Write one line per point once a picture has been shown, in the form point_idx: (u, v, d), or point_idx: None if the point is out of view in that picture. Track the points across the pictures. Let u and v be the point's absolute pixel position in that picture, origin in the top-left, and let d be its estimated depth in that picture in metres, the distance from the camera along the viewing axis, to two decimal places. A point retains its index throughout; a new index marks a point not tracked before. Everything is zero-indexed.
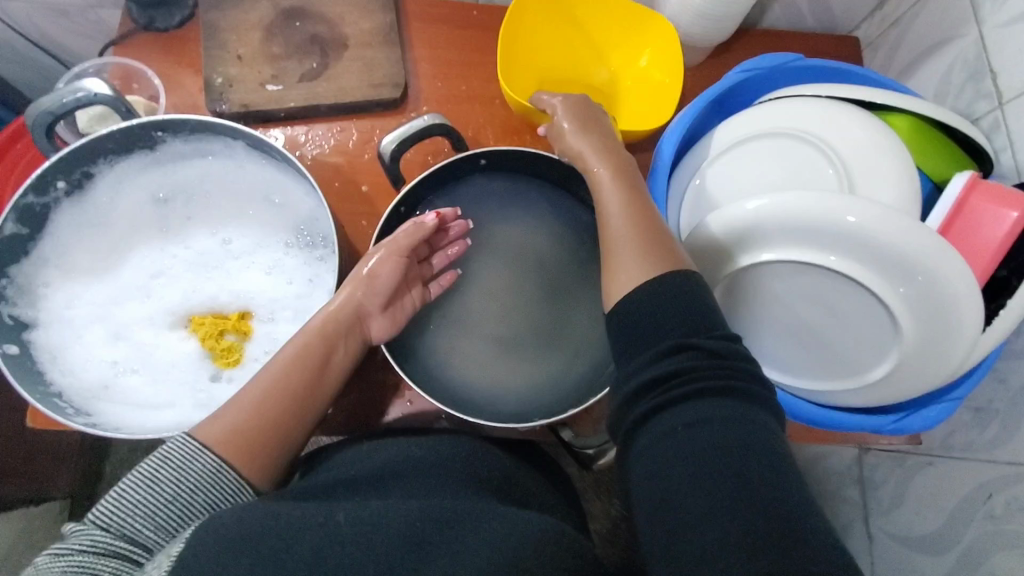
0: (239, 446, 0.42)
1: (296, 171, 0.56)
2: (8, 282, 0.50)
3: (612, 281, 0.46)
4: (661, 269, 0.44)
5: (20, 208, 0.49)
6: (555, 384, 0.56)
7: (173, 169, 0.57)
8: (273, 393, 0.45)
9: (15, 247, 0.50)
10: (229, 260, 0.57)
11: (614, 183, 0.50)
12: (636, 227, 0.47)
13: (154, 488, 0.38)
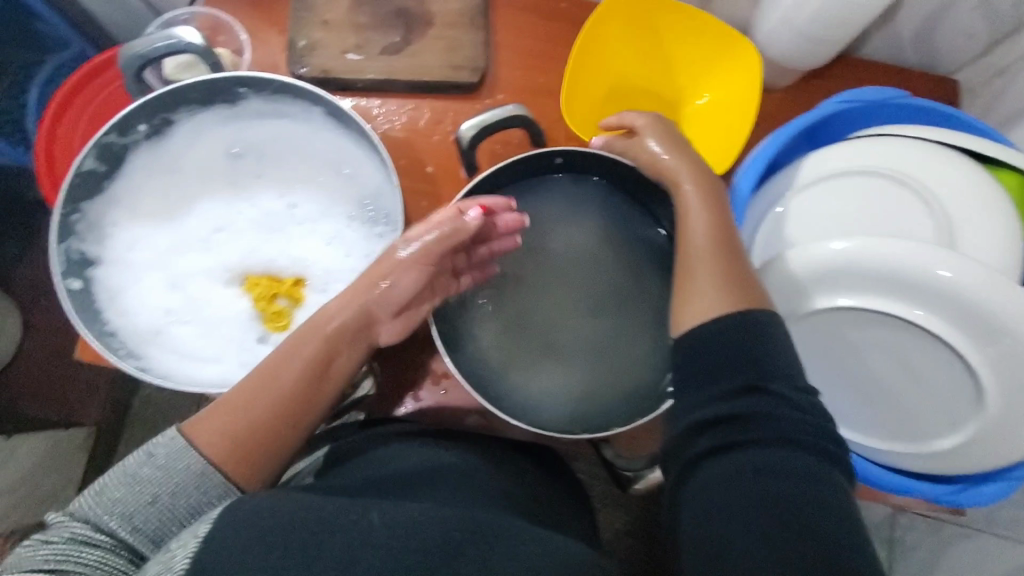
0: (230, 448, 0.41)
1: (370, 145, 0.55)
2: (80, 216, 0.50)
3: (683, 307, 0.44)
4: (740, 305, 0.41)
5: (101, 146, 0.49)
6: (600, 399, 0.54)
7: (249, 126, 0.57)
8: (268, 395, 0.43)
9: (92, 182, 0.50)
10: (292, 225, 0.57)
11: (697, 206, 0.47)
12: (719, 257, 0.44)
13: (136, 487, 0.38)
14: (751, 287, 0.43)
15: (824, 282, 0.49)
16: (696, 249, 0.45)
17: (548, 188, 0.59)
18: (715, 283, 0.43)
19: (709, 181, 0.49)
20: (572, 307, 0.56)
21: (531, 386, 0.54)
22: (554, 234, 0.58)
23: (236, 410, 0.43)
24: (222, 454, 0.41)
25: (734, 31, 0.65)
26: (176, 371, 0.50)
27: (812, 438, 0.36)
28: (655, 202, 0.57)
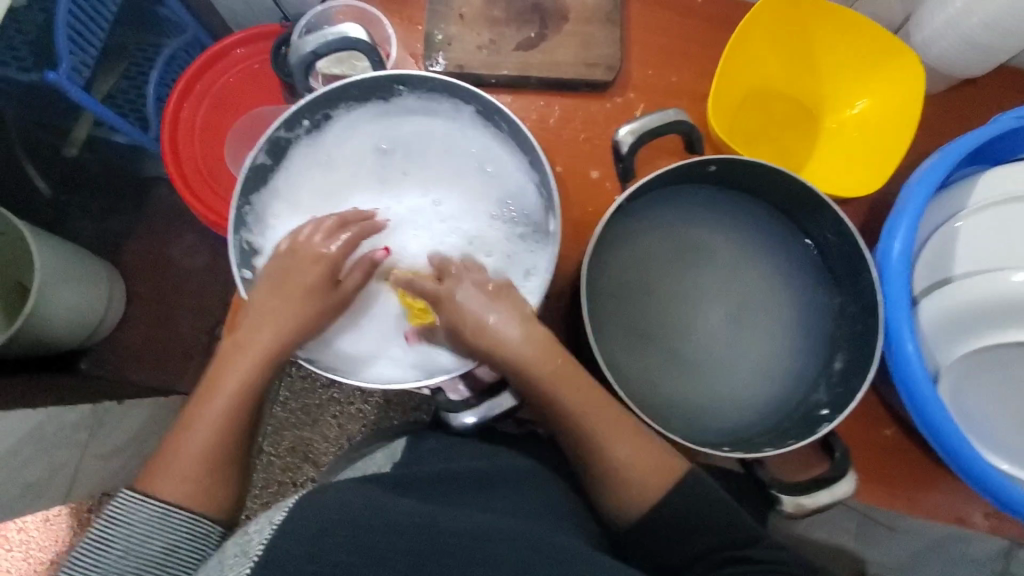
0: (203, 483, 0.44)
1: (521, 146, 0.55)
2: (250, 208, 0.52)
3: (622, 505, 0.47)
4: (669, 486, 0.46)
5: (271, 141, 0.51)
6: (731, 407, 0.56)
7: (399, 123, 0.57)
8: (212, 436, 0.44)
9: (261, 175, 0.52)
10: (436, 223, 0.57)
11: (567, 389, 0.46)
12: (615, 429, 0.46)
13: (106, 547, 0.41)
14: (654, 440, 0.48)
15: (1006, 317, 0.47)
16: (597, 433, 0.46)
17: (694, 196, 0.58)
18: (635, 459, 0.46)
19: (548, 339, 0.46)
20: (708, 319, 0.58)
21: (670, 395, 0.55)
22: (695, 243, 0.58)
23: (194, 446, 0.44)
24: (204, 492, 0.44)
25: (908, 46, 0.61)
26: (342, 364, 0.53)
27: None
28: (807, 217, 0.55)
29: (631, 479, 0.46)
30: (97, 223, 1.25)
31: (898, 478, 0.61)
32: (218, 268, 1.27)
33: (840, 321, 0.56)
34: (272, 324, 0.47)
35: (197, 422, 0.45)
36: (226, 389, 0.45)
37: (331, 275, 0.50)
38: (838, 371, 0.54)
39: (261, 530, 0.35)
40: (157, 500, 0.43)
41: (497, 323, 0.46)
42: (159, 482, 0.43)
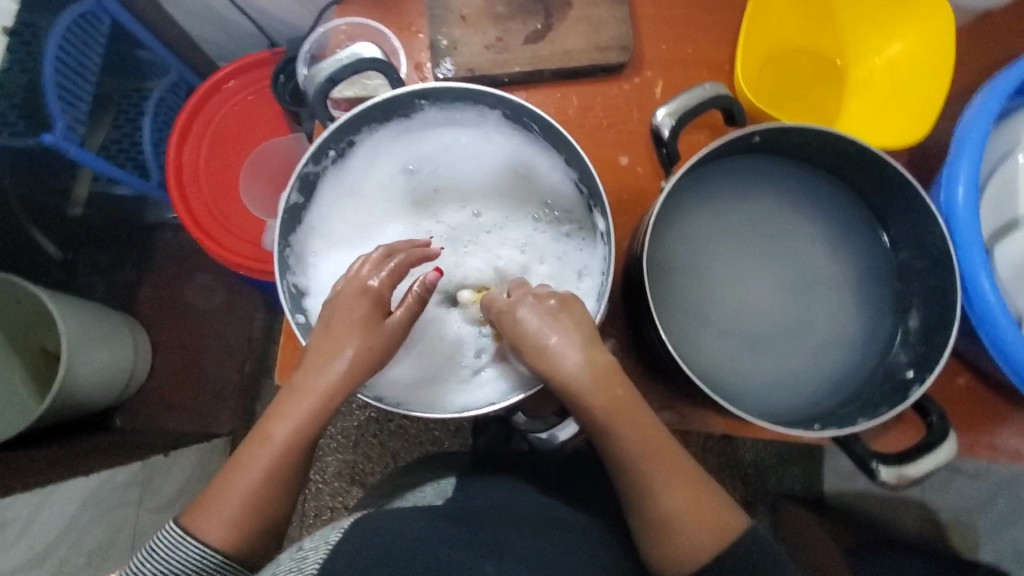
0: (244, 533, 0.42)
1: (554, 145, 0.52)
2: (290, 249, 0.50)
3: (657, 560, 0.43)
4: (721, 544, 0.42)
5: (302, 178, 0.49)
6: (801, 377, 0.55)
7: (422, 139, 0.55)
8: (256, 485, 0.42)
9: (296, 214, 0.50)
10: (482, 234, 0.56)
11: (626, 426, 0.43)
12: (671, 479, 0.43)
13: (145, 574, 0.41)
14: (714, 495, 0.44)
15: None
16: (649, 477, 0.43)
17: (740, 169, 0.56)
18: (687, 510, 0.43)
19: (609, 366, 0.43)
20: (772, 296, 0.56)
21: (744, 378, 0.54)
22: (748, 218, 0.57)
23: (237, 488, 0.42)
24: (244, 542, 0.42)
25: None
26: (408, 397, 0.50)
27: None
28: (861, 177, 0.53)
29: (680, 529, 0.42)
30: (108, 277, 1.24)
31: (978, 426, 0.60)
32: (236, 305, 1.26)
33: (905, 277, 0.54)
34: (328, 371, 0.43)
35: (245, 468, 0.42)
36: (276, 438, 0.42)
37: (380, 308, 0.45)
38: (914, 330, 0.53)
39: (317, 550, 0.39)
40: (197, 540, 0.41)
41: (553, 348, 0.43)
42: (200, 521, 0.42)
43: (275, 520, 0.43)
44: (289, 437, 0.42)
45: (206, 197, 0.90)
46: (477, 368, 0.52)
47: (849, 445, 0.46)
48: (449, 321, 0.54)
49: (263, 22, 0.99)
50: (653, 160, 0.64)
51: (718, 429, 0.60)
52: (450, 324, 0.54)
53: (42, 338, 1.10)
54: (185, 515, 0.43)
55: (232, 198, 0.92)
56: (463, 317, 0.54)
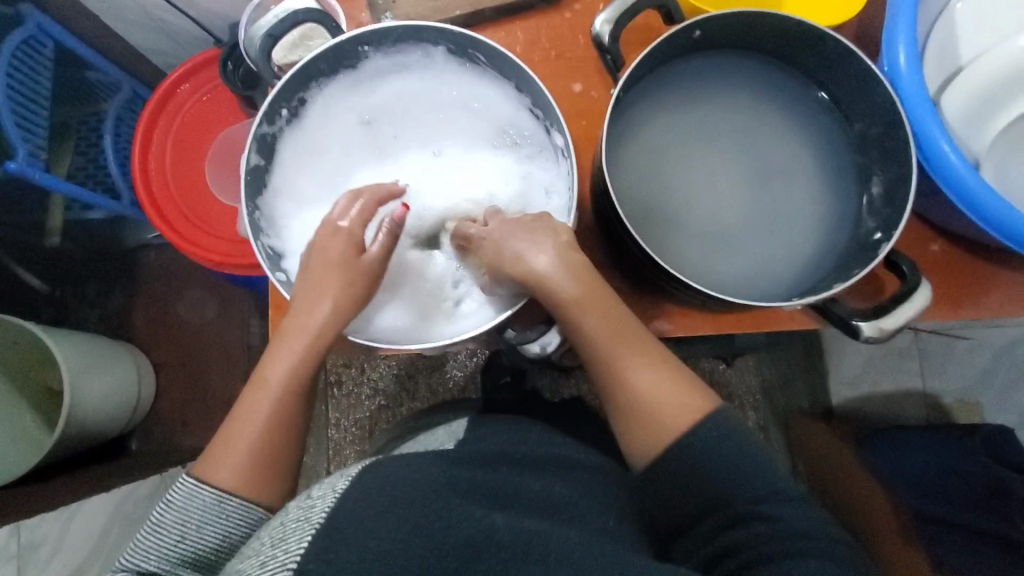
0: (256, 475, 0.46)
1: (501, 72, 0.52)
2: (259, 211, 0.51)
3: (635, 443, 0.46)
4: (694, 417, 0.45)
5: (258, 139, 0.49)
6: (780, 264, 0.56)
7: (373, 89, 0.56)
8: (262, 423, 0.47)
9: (259, 177, 0.51)
10: (445, 172, 0.57)
11: (598, 316, 0.45)
12: (639, 363, 0.46)
13: (163, 530, 0.44)
14: (682, 375, 0.47)
15: (1021, 82, 0.48)
16: (618, 362, 0.46)
17: (690, 72, 0.56)
18: (656, 389, 0.46)
19: (582, 266, 0.46)
20: (738, 190, 0.57)
21: (720, 273, 0.55)
22: (704, 120, 0.57)
23: (246, 429, 0.47)
24: (255, 485, 0.46)
25: None
26: (398, 337, 0.52)
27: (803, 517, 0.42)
28: (808, 56, 0.53)
29: (651, 409, 0.45)
30: (98, 306, 1.24)
31: (957, 288, 0.61)
32: (229, 314, 1.26)
33: (864, 148, 0.55)
34: (314, 309, 0.47)
35: (250, 412, 0.47)
36: (273, 380, 0.47)
37: (355, 245, 0.49)
38: (878, 197, 0.53)
39: (324, 497, 0.40)
40: (212, 487, 0.45)
41: (529, 258, 0.46)
42: (211, 469, 0.46)
43: (286, 458, 0.48)
44: (286, 375, 0.47)
45: (179, 203, 0.90)
46: (461, 300, 0.54)
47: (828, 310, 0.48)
48: (427, 259, 0.55)
49: (203, 21, 0.98)
50: (605, 82, 0.64)
51: (707, 331, 0.61)
52: (429, 263, 0.55)
53: (44, 376, 1.11)
54: (195, 468, 0.47)
55: (203, 200, 0.92)
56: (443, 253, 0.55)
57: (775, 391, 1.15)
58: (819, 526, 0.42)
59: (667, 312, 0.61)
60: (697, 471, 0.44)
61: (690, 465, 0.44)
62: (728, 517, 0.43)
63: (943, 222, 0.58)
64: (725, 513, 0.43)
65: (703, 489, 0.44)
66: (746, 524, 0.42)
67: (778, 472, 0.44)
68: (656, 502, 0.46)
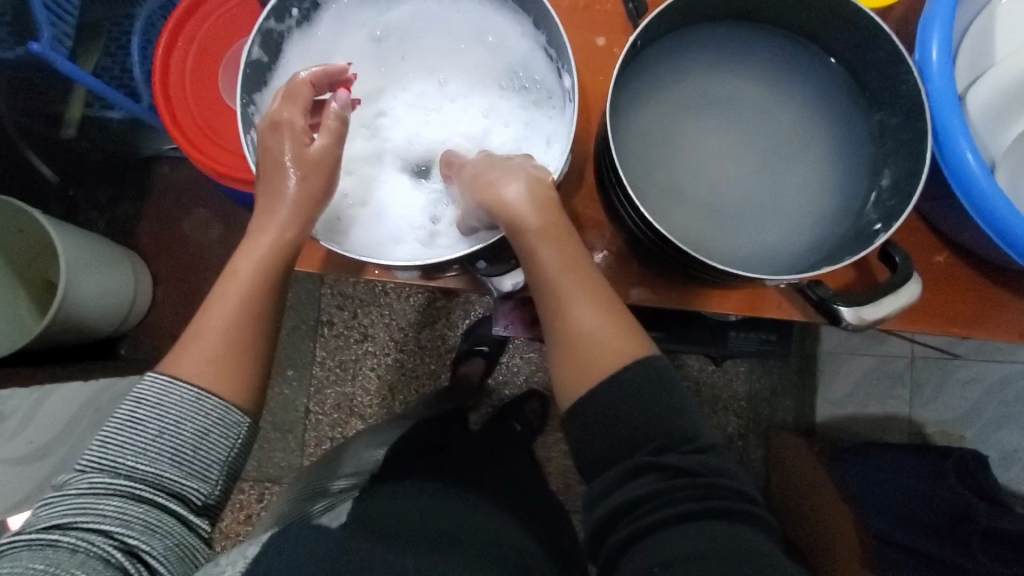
0: (220, 369, 0.47)
1: (519, 6, 0.51)
2: (255, 107, 0.51)
3: (572, 382, 0.48)
4: (634, 360, 0.47)
5: (264, 34, 0.49)
6: (775, 246, 0.54)
7: (390, 6, 0.55)
8: (237, 320, 0.48)
9: (259, 74, 0.51)
10: (448, 104, 0.56)
11: (555, 251, 0.47)
12: (587, 304, 0.48)
13: (136, 428, 0.46)
14: (630, 323, 0.49)
15: None
16: (568, 299, 0.48)
17: (712, 36, 0.54)
18: (599, 331, 0.48)
19: (549, 204, 0.48)
20: (741, 165, 0.55)
21: (711, 245, 0.53)
22: (721, 88, 0.55)
23: (217, 324, 0.47)
24: (219, 378, 0.47)
25: None
26: (369, 251, 0.52)
27: (709, 490, 0.45)
28: (837, 35, 0.51)
29: (592, 350, 0.48)
30: (107, 212, 1.26)
31: (964, 303, 0.59)
32: (232, 239, 1.27)
33: (881, 140, 0.52)
34: (284, 202, 0.48)
35: (219, 307, 0.48)
36: (243, 273, 0.48)
37: (302, 138, 0.48)
38: (886, 190, 0.51)
39: (233, 567, 0.45)
40: (187, 383, 0.47)
41: (500, 186, 0.48)
42: (182, 361, 0.47)
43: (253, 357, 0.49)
44: (254, 273, 0.48)
45: (193, 113, 0.90)
46: (434, 230, 0.54)
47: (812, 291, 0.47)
48: (414, 185, 0.55)
49: None
50: (627, 37, 0.62)
51: (691, 305, 0.61)
52: (416, 189, 0.55)
53: (43, 268, 1.12)
54: (169, 364, 0.48)
55: (217, 112, 0.92)
56: (433, 183, 0.55)
57: (762, 401, 1.15)
58: (722, 471, 0.47)
59: (651, 281, 0.61)
60: (618, 412, 0.47)
61: (612, 407, 0.47)
62: (638, 462, 0.46)
63: (954, 231, 0.56)
64: (634, 454, 0.46)
65: (620, 432, 0.47)
66: (651, 471, 0.46)
67: (697, 431, 0.48)
68: (578, 442, 0.48)
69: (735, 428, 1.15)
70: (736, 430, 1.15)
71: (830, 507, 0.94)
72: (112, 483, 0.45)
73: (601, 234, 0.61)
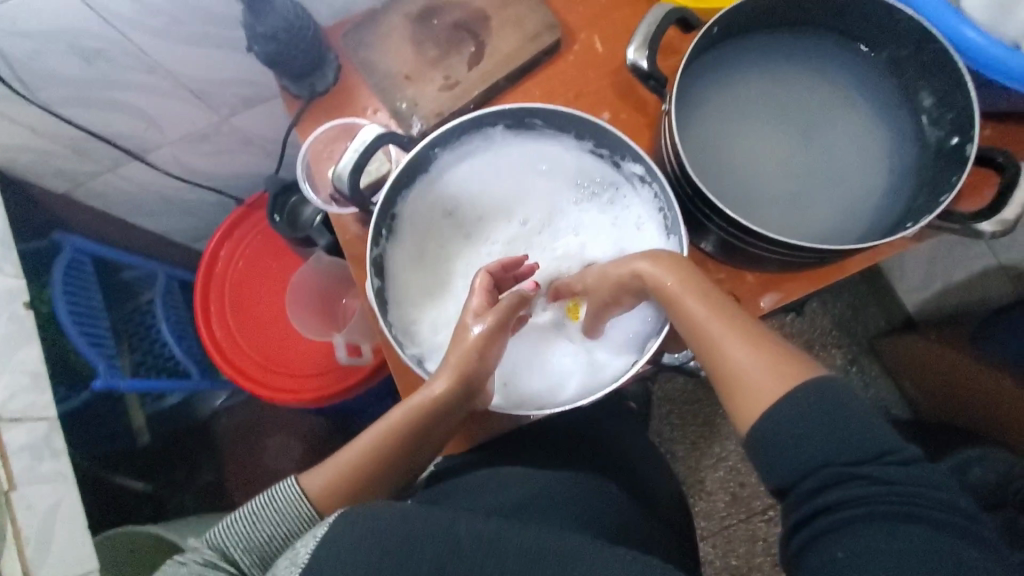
0: (340, 493, 0.53)
1: (561, 127, 0.57)
2: (393, 327, 0.56)
3: (737, 410, 0.45)
4: (798, 377, 0.44)
5: (374, 263, 0.55)
6: (865, 202, 0.58)
7: (447, 182, 0.60)
8: (373, 456, 0.55)
9: (383, 297, 0.56)
10: (538, 235, 0.60)
11: (692, 295, 0.49)
12: (735, 338, 0.47)
13: (257, 521, 0.50)
14: (785, 350, 0.46)
15: None
16: (715, 335, 0.47)
17: (715, 62, 0.59)
18: (755, 362, 0.45)
19: (677, 260, 0.51)
20: (801, 150, 0.59)
21: (814, 228, 0.57)
22: (747, 98, 0.60)
23: (356, 457, 0.54)
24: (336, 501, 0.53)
25: None
26: (543, 400, 0.56)
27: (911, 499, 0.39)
28: (817, 11, 0.57)
29: (750, 378, 0.45)
30: (190, 488, 1.22)
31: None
32: (313, 450, 1.22)
33: (901, 70, 0.58)
34: (449, 357, 0.53)
35: (362, 438, 0.55)
36: (393, 418, 0.54)
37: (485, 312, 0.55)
38: (934, 107, 0.56)
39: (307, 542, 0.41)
40: (310, 501, 0.52)
41: (631, 262, 0.52)
42: (313, 475, 0.53)
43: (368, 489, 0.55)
44: (401, 421, 0.54)
45: (257, 358, 0.92)
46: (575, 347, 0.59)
47: (949, 220, 0.50)
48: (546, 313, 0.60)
49: (220, 186, 1.03)
50: (631, 102, 0.67)
51: (811, 288, 0.62)
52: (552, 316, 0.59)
53: None
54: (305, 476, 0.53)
55: (278, 346, 0.94)
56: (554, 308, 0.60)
57: (850, 322, 1.21)
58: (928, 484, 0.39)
59: (773, 283, 0.62)
60: (798, 431, 0.42)
61: (794, 431, 0.42)
62: (835, 472, 0.40)
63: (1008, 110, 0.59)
64: (831, 474, 0.40)
65: (806, 453, 0.41)
66: (856, 480, 0.40)
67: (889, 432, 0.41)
68: (765, 466, 0.43)
69: (841, 358, 1.20)
70: (844, 358, 1.20)
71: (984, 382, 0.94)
72: (221, 565, 0.47)
73: (709, 268, 0.63)
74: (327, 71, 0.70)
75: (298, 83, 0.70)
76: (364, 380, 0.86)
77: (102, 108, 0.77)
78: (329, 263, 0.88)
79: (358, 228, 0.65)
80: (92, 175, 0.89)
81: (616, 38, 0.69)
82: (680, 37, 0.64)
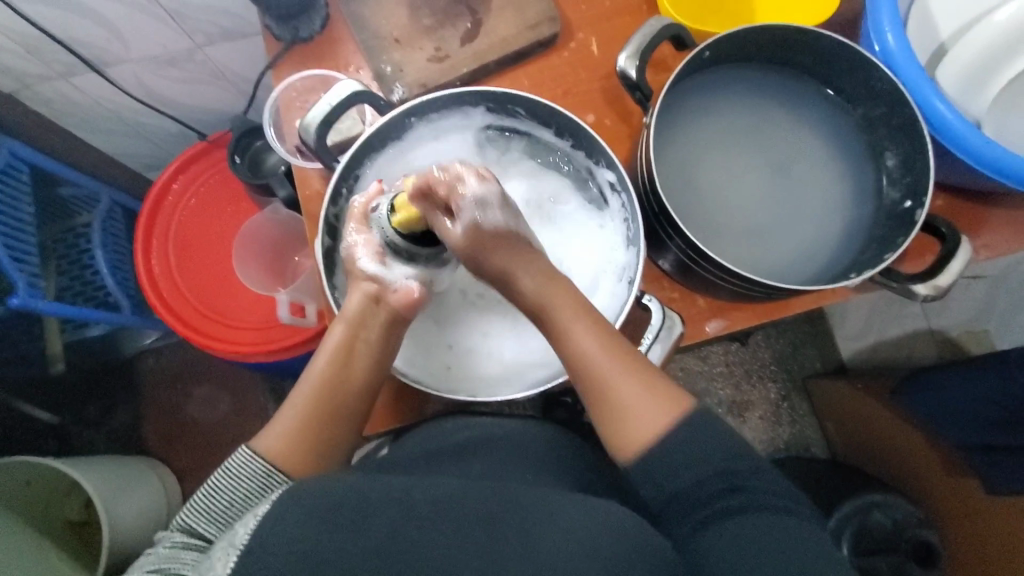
0: (295, 444, 0.51)
1: (541, 120, 0.58)
2: (335, 288, 0.57)
3: (624, 442, 0.47)
4: (672, 415, 0.47)
5: (328, 222, 0.55)
6: (815, 247, 0.60)
7: (415, 153, 0.60)
8: (311, 406, 0.52)
9: (330, 259, 0.56)
10: (539, 179, 0.61)
11: (576, 320, 0.49)
12: (621, 370, 0.48)
13: (216, 495, 0.47)
14: (658, 376, 0.49)
15: (1008, 51, 0.54)
16: (604, 372, 0.48)
17: (701, 84, 0.60)
18: (641, 396, 0.47)
19: (565, 288, 0.51)
20: (762, 187, 0.61)
21: (766, 263, 0.59)
22: (723, 124, 0.61)
23: (293, 414, 0.52)
24: (294, 451, 0.50)
25: None
26: (478, 389, 0.56)
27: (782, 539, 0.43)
28: (800, 54, 0.59)
29: (629, 419, 0.47)
30: (102, 427, 1.16)
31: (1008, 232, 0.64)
32: (242, 404, 1.19)
33: (871, 127, 0.60)
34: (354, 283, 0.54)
35: (296, 394, 0.53)
36: (318, 370, 0.53)
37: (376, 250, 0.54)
38: (895, 168, 0.59)
39: (246, 522, 0.35)
40: (262, 457, 0.49)
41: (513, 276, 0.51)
42: (265, 436, 0.51)
43: (323, 436, 0.52)
44: (326, 369, 0.53)
45: (192, 301, 0.88)
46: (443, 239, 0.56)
47: (889, 279, 0.53)
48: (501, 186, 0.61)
49: (182, 116, 0.98)
50: (615, 110, 0.67)
51: (759, 320, 0.64)
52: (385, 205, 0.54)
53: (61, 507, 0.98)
54: (257, 441, 0.51)
55: (218, 293, 0.90)
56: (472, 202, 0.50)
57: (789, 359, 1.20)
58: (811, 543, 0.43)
59: (721, 309, 0.64)
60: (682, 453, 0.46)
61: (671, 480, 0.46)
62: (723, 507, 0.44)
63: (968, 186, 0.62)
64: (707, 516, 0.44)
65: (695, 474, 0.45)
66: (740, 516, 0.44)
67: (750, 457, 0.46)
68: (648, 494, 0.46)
69: (776, 392, 1.20)
70: (778, 393, 1.20)
71: (904, 437, 0.99)
72: (192, 541, 0.44)
73: (662, 285, 0.63)
74: (313, 17, 0.67)
75: (280, 24, 0.67)
76: (305, 340, 0.83)
77: (65, 10, 0.71)
78: (286, 217, 0.87)
79: (320, 186, 0.63)
80: (43, 79, 0.83)
81: (612, 44, 0.69)
82: (676, 54, 0.65)
